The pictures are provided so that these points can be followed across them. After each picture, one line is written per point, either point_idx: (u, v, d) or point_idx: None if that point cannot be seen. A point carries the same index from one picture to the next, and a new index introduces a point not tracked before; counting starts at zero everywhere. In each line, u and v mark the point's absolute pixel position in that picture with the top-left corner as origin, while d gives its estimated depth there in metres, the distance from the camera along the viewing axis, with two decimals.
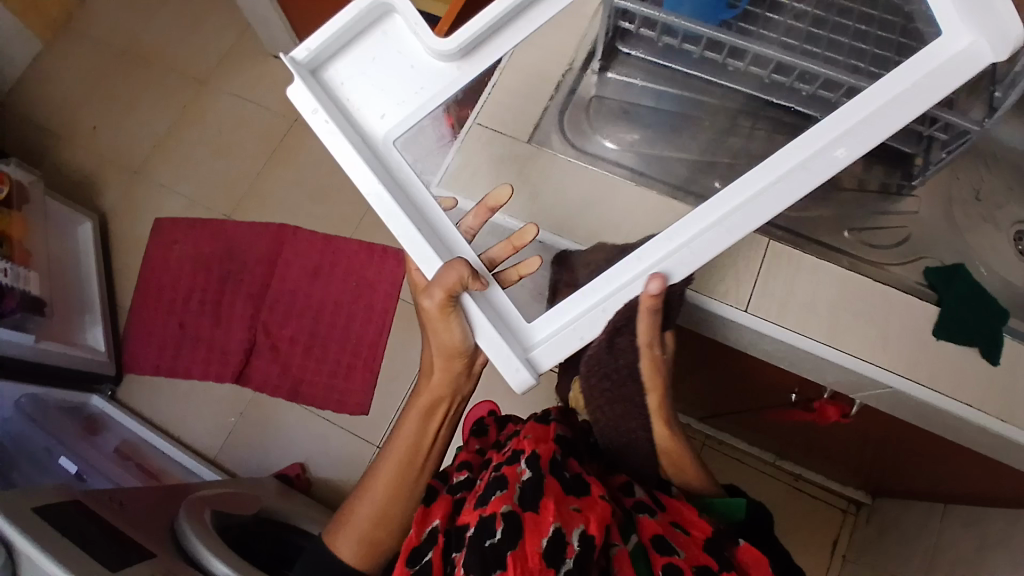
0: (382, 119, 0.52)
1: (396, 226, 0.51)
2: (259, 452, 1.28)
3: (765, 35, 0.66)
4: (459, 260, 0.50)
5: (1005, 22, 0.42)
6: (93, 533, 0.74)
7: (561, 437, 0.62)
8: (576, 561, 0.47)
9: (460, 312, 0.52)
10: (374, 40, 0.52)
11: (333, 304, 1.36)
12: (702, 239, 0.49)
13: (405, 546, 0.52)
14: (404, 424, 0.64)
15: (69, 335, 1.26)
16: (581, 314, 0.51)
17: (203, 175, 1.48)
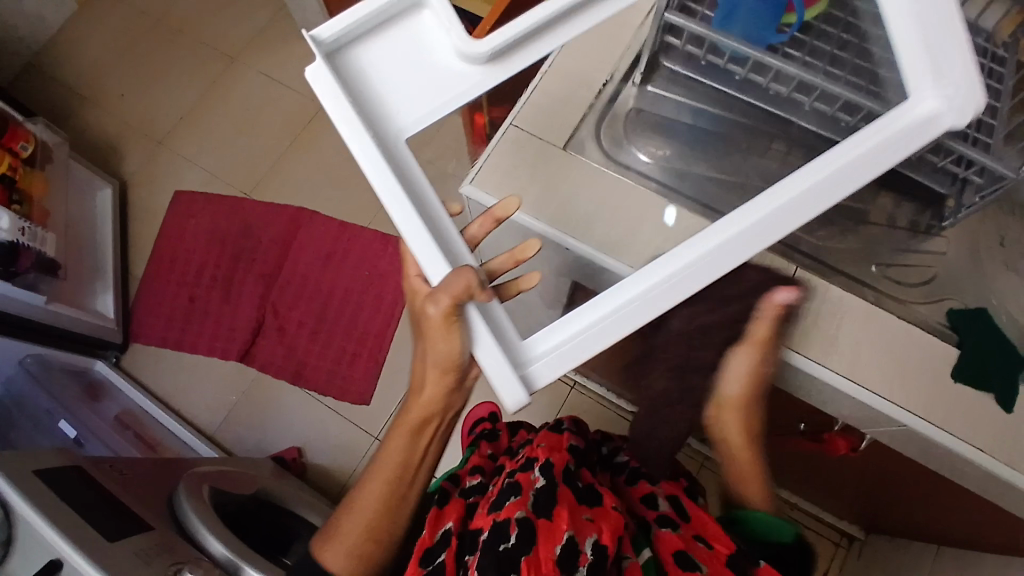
0: (402, 115, 0.50)
1: (403, 222, 0.46)
2: (258, 432, 1.27)
3: (811, 63, 0.65)
4: (468, 267, 0.47)
5: (966, 90, 0.42)
6: (93, 500, 0.74)
7: (574, 446, 0.62)
8: (589, 569, 0.47)
9: (466, 324, 0.49)
10: (402, 32, 0.50)
11: (343, 291, 1.36)
12: (699, 265, 0.46)
13: (418, 546, 0.52)
14: (392, 439, 0.62)
15: (79, 299, 1.26)
16: (573, 336, 0.46)
17: (226, 150, 1.48)
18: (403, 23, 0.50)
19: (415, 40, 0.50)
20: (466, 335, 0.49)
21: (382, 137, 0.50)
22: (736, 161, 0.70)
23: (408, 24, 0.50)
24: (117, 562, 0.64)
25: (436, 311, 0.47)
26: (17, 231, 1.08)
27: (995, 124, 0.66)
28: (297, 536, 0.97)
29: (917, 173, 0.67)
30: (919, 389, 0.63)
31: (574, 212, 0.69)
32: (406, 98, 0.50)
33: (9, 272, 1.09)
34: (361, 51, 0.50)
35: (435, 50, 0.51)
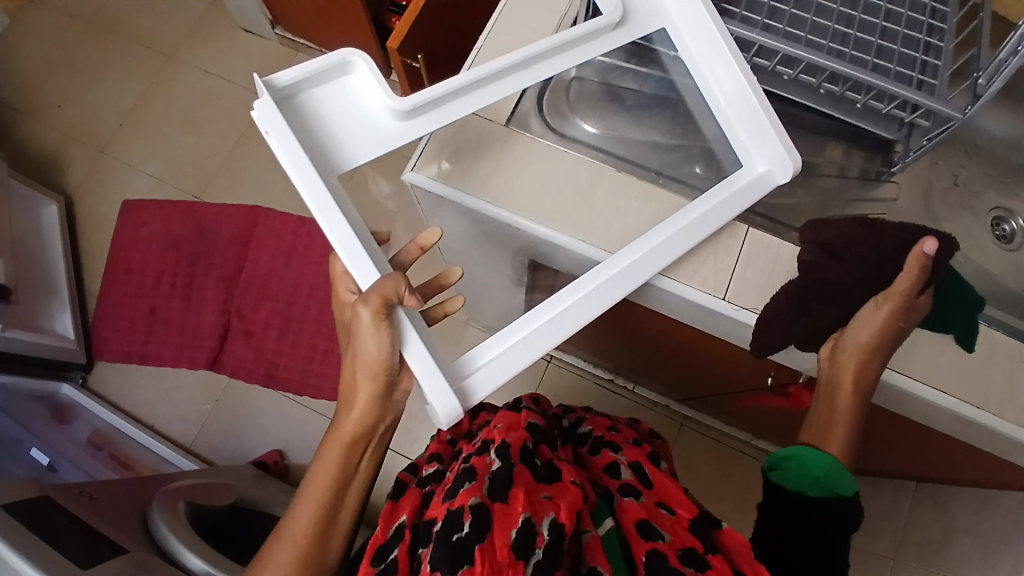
0: (342, 154, 0.54)
1: (334, 235, 0.50)
2: (236, 439, 1.26)
3: (750, 18, 0.69)
4: (393, 275, 0.51)
5: (785, 158, 0.63)
6: (62, 527, 0.72)
7: (534, 423, 0.61)
8: (546, 551, 0.46)
9: (395, 326, 0.52)
10: (334, 89, 0.54)
11: (309, 287, 1.34)
12: (601, 290, 0.58)
13: (371, 544, 0.51)
14: (323, 458, 0.58)
15: (36, 321, 1.22)
16: (503, 352, 0.56)
17: (171, 153, 1.44)
18: (334, 79, 0.54)
19: (346, 94, 0.55)
20: (393, 342, 0.52)
21: (329, 167, 0.53)
22: (692, 120, 0.69)
23: (342, 80, 0.55)
24: None
25: (365, 315, 0.50)
26: None
27: (938, 64, 0.67)
28: None
29: (864, 122, 0.69)
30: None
31: (518, 188, 0.66)
32: (349, 136, 0.55)
33: None
34: (304, 94, 0.53)
35: (366, 101, 0.55)
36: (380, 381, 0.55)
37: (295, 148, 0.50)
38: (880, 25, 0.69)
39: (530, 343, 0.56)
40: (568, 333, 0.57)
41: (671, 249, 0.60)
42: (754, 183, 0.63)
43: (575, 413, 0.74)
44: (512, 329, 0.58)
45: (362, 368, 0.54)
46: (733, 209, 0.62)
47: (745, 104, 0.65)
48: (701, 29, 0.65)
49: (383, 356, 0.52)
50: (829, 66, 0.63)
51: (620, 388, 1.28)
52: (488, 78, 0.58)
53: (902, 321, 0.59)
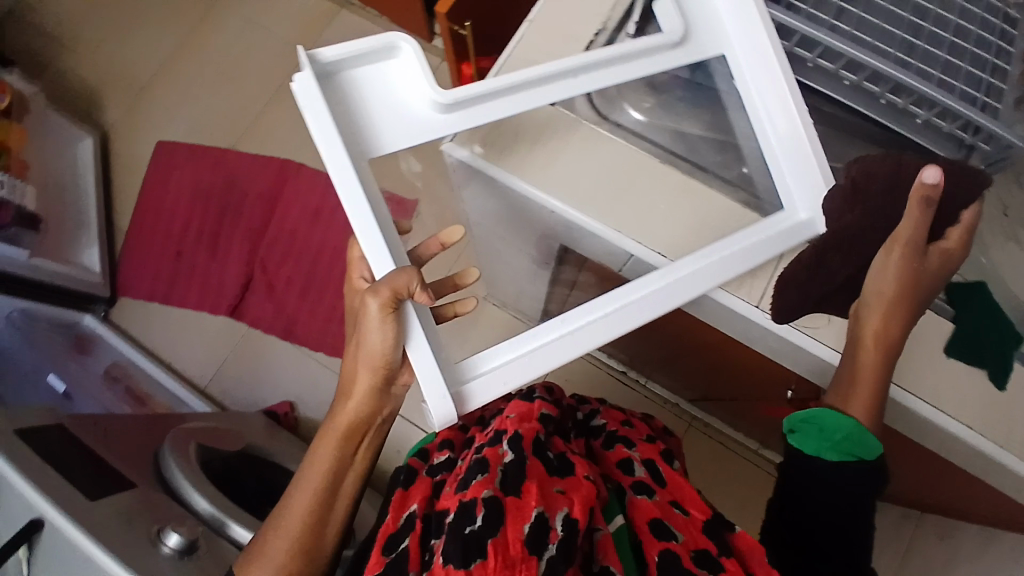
0: (374, 139, 0.53)
1: (356, 218, 0.50)
2: (249, 387, 1.28)
3: (816, 16, 0.67)
4: (410, 267, 0.49)
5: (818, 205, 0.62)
6: (76, 459, 0.73)
7: (546, 414, 0.61)
8: (559, 546, 0.46)
9: (402, 319, 0.51)
10: (377, 73, 0.54)
11: (333, 247, 1.34)
12: (615, 315, 0.56)
13: (382, 532, 0.52)
14: (320, 447, 0.59)
15: (63, 252, 1.24)
16: (508, 362, 0.55)
17: (208, 99, 1.44)
18: (378, 64, 0.53)
19: (386, 79, 0.54)
20: (397, 333, 0.51)
21: (361, 149, 0.52)
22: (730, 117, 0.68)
23: (384, 65, 0.54)
24: (99, 523, 0.65)
25: (373, 306, 0.49)
26: None
27: (1004, 88, 0.64)
28: None
29: (921, 139, 0.67)
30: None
31: (556, 176, 0.65)
32: (385, 122, 0.54)
33: None
34: (346, 72, 0.53)
35: (407, 91, 0.54)
36: (380, 375, 0.55)
37: (327, 127, 0.49)
38: (948, 40, 0.66)
39: (535, 358, 0.55)
40: (578, 354, 0.55)
41: (699, 281, 0.58)
42: (794, 229, 0.61)
43: (588, 406, 0.73)
44: (521, 340, 0.56)
45: (364, 360, 0.54)
46: (769, 250, 0.60)
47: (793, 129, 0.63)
48: (760, 60, 0.63)
49: (386, 349, 0.52)
50: (895, 76, 0.61)
51: (631, 380, 1.28)
52: (529, 83, 0.57)
53: (919, 261, 0.59)
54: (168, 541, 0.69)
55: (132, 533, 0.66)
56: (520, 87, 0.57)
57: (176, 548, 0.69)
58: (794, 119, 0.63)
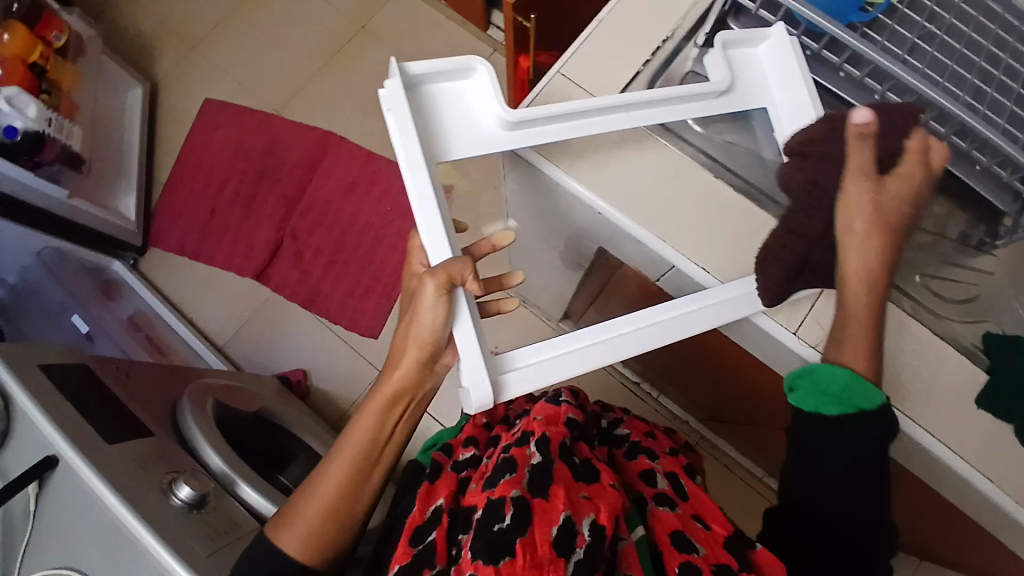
0: (444, 147, 0.56)
1: (419, 205, 0.52)
2: (266, 351, 1.29)
3: (890, 48, 0.66)
4: (462, 258, 0.51)
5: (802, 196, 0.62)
6: (97, 400, 0.74)
7: (572, 419, 0.66)
8: (586, 549, 0.50)
9: (453, 304, 0.53)
10: (454, 88, 0.57)
11: (364, 223, 1.35)
12: (647, 331, 0.58)
13: (410, 523, 0.58)
14: (363, 413, 0.61)
15: (101, 197, 1.25)
16: (543, 361, 0.56)
17: (258, 63, 1.45)
18: (457, 81, 0.56)
19: (461, 96, 0.57)
20: (445, 318, 0.53)
21: (433, 154, 0.55)
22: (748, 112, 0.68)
23: (462, 81, 0.57)
24: (116, 467, 0.66)
25: (429, 289, 0.51)
26: (43, 121, 1.05)
27: None
28: (294, 458, 1.00)
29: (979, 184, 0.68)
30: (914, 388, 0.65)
31: (609, 178, 0.65)
32: (457, 133, 0.57)
33: (33, 162, 1.06)
34: (427, 85, 0.56)
35: (481, 110, 0.57)
36: (427, 352, 0.56)
37: (405, 121, 0.52)
38: (1017, 90, 0.66)
39: (570, 360, 0.56)
40: (613, 360, 0.56)
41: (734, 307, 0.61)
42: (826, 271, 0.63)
43: (613, 414, 0.79)
44: (555, 342, 0.58)
45: (412, 339, 0.55)
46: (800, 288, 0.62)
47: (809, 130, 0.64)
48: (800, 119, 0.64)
49: (435, 330, 0.54)
50: (959, 116, 0.60)
51: (644, 392, 1.27)
52: (597, 112, 0.59)
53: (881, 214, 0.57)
54: (179, 491, 0.70)
55: (145, 481, 0.67)
56: (587, 113, 0.59)
57: (186, 500, 0.70)
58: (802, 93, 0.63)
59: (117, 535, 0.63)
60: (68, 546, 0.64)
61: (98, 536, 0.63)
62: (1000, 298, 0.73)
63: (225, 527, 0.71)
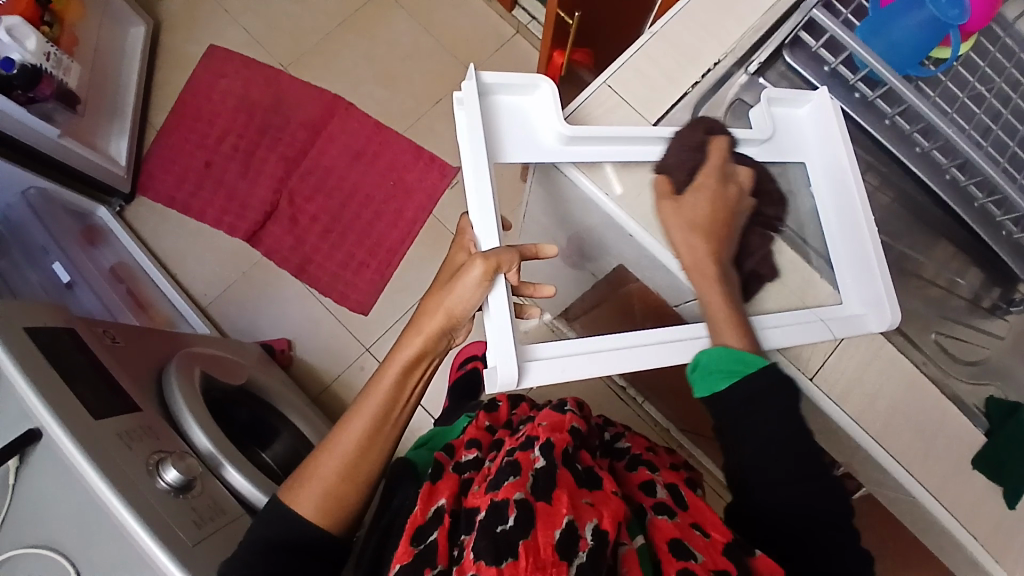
0: (505, 150, 0.59)
1: (475, 198, 0.54)
2: (251, 316, 1.25)
3: (940, 105, 0.66)
4: (507, 248, 0.53)
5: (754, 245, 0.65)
6: (84, 367, 0.71)
7: (576, 428, 0.66)
8: (588, 554, 0.49)
9: (490, 291, 0.54)
10: (516, 98, 0.60)
11: (365, 195, 1.31)
12: (674, 345, 0.60)
13: (411, 523, 0.57)
14: (382, 376, 0.60)
15: (92, 137, 1.19)
16: (569, 356, 0.56)
17: (270, 14, 1.39)
18: (520, 94, 0.60)
19: (520, 110, 0.61)
20: (480, 300, 0.55)
21: (493, 156, 0.58)
22: (801, 138, 0.67)
23: (523, 94, 0.60)
24: (101, 445, 0.63)
25: (476, 271, 0.52)
26: (41, 55, 0.99)
27: None
28: (276, 435, 0.98)
29: (1001, 251, 0.71)
30: (916, 449, 0.65)
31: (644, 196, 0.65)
32: (516, 141, 0.60)
33: (28, 97, 1.00)
34: (494, 96, 0.59)
35: (541, 126, 0.61)
36: (451, 317, 0.57)
37: (472, 120, 0.56)
38: None
39: (597, 360, 0.56)
40: (639, 367, 0.57)
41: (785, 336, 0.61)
42: (846, 320, 0.63)
43: (613, 429, 0.80)
44: (585, 342, 0.58)
45: (442, 307, 0.56)
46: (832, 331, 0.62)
47: (836, 155, 0.65)
48: (838, 180, 0.65)
49: (468, 302, 0.55)
50: (1003, 187, 0.61)
51: (629, 397, 1.28)
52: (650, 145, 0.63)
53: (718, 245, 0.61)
54: (165, 474, 0.67)
55: (132, 461, 0.65)
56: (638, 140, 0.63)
57: (172, 484, 0.67)
58: (834, 132, 0.65)
59: (100, 516, 0.61)
60: (47, 523, 0.61)
61: (80, 515, 0.61)
62: (1002, 362, 0.74)
63: (211, 513, 0.70)
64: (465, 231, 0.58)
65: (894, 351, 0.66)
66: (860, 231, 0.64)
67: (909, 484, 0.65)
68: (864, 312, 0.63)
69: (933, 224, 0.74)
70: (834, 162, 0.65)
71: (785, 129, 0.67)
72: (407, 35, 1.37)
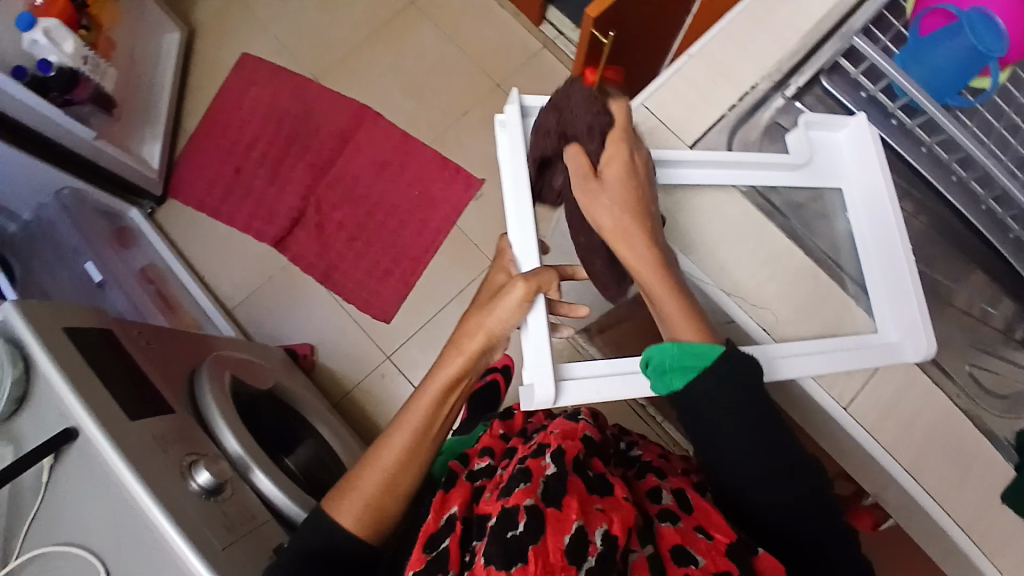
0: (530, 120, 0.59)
1: (516, 217, 0.55)
2: (277, 320, 1.27)
3: (979, 136, 0.66)
4: (546, 268, 0.54)
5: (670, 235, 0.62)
6: (120, 368, 0.72)
7: (589, 437, 0.66)
8: (598, 559, 0.49)
9: (529, 311, 0.54)
10: None
11: (390, 204, 1.32)
12: None
13: (424, 531, 0.57)
14: (422, 394, 0.61)
15: (126, 140, 1.21)
16: (605, 377, 0.56)
17: (301, 23, 1.41)
18: None
19: None
20: (519, 320, 0.55)
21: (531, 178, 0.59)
22: (834, 165, 0.68)
23: None
24: (136, 447, 0.64)
25: (517, 292, 0.53)
26: (79, 58, 1.02)
27: None
28: (300, 440, 0.99)
29: None
30: (947, 481, 0.65)
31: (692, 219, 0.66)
32: None
33: (64, 99, 1.03)
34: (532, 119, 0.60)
35: None
36: (493, 338, 0.57)
37: (515, 145, 0.57)
38: None
39: (631, 381, 0.57)
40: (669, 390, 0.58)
41: (800, 366, 0.61)
42: (880, 349, 0.63)
43: (629, 439, 0.81)
44: (619, 362, 0.59)
45: (483, 328, 0.57)
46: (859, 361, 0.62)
47: (873, 176, 0.65)
48: (872, 202, 0.66)
49: (506, 322, 0.55)
50: None
51: (648, 416, 1.27)
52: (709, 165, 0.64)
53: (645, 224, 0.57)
54: (197, 476, 0.68)
55: (165, 463, 0.66)
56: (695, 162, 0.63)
57: (203, 487, 0.68)
58: (870, 155, 0.65)
59: (132, 517, 0.61)
60: (79, 524, 0.62)
61: (114, 516, 0.62)
62: None
63: (240, 517, 0.71)
64: (504, 251, 0.58)
65: (928, 381, 0.66)
66: (899, 258, 0.64)
67: (938, 516, 0.64)
68: (901, 340, 0.64)
69: (967, 253, 0.74)
70: (870, 190, 0.66)
71: (821, 154, 0.67)
72: (435, 48, 1.39)
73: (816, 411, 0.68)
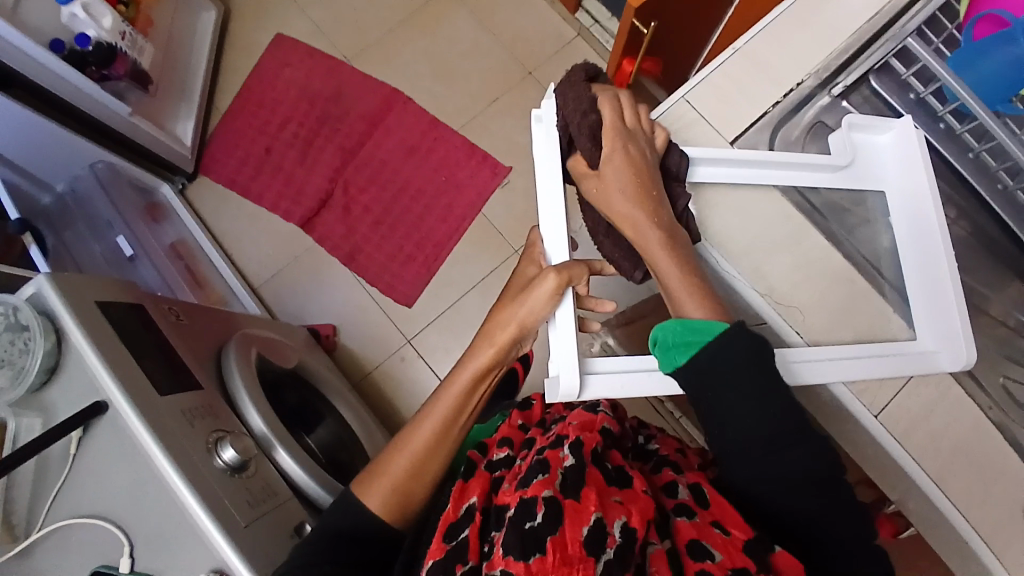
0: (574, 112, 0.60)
1: (547, 210, 0.54)
2: (301, 300, 1.28)
3: None
4: (576, 262, 0.54)
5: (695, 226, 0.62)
6: (152, 344, 0.73)
7: (606, 429, 0.66)
8: (616, 551, 0.49)
9: (558, 303, 0.55)
10: None
11: (417, 188, 1.32)
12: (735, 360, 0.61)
13: (444, 520, 0.58)
14: (452, 383, 0.61)
15: (160, 117, 1.22)
16: (630, 376, 0.56)
17: (337, 5, 1.41)
18: None
19: None
20: (548, 313, 0.55)
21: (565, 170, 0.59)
22: (876, 167, 0.66)
23: None
24: (165, 422, 0.65)
25: (548, 284, 0.53)
26: (117, 34, 1.02)
27: None
28: (320, 420, 1.00)
29: None
30: (973, 494, 0.64)
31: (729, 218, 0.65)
32: None
33: (101, 74, 1.03)
34: None
35: None
36: (524, 331, 0.58)
37: (553, 138, 0.56)
38: None
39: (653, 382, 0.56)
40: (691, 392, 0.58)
41: (832, 371, 0.59)
42: (916, 356, 0.62)
43: (646, 431, 0.79)
44: (642, 361, 0.58)
45: (514, 320, 0.57)
46: (893, 366, 0.60)
47: (918, 178, 0.64)
48: (915, 207, 0.64)
49: (536, 313, 0.55)
50: None
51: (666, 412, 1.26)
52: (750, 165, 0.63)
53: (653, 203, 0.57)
54: (223, 453, 0.70)
55: (192, 438, 0.67)
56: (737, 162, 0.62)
57: (228, 463, 0.69)
58: (914, 158, 0.64)
59: (160, 491, 0.63)
60: (109, 494, 0.64)
61: (142, 489, 0.63)
62: None
63: (262, 493, 0.72)
64: (536, 244, 0.58)
65: (960, 392, 0.65)
66: (939, 264, 0.63)
67: (961, 528, 0.63)
68: (937, 349, 0.62)
69: (1008, 264, 0.72)
70: (912, 194, 0.64)
71: (864, 156, 0.66)
72: (469, 34, 1.38)
73: (842, 416, 0.67)
